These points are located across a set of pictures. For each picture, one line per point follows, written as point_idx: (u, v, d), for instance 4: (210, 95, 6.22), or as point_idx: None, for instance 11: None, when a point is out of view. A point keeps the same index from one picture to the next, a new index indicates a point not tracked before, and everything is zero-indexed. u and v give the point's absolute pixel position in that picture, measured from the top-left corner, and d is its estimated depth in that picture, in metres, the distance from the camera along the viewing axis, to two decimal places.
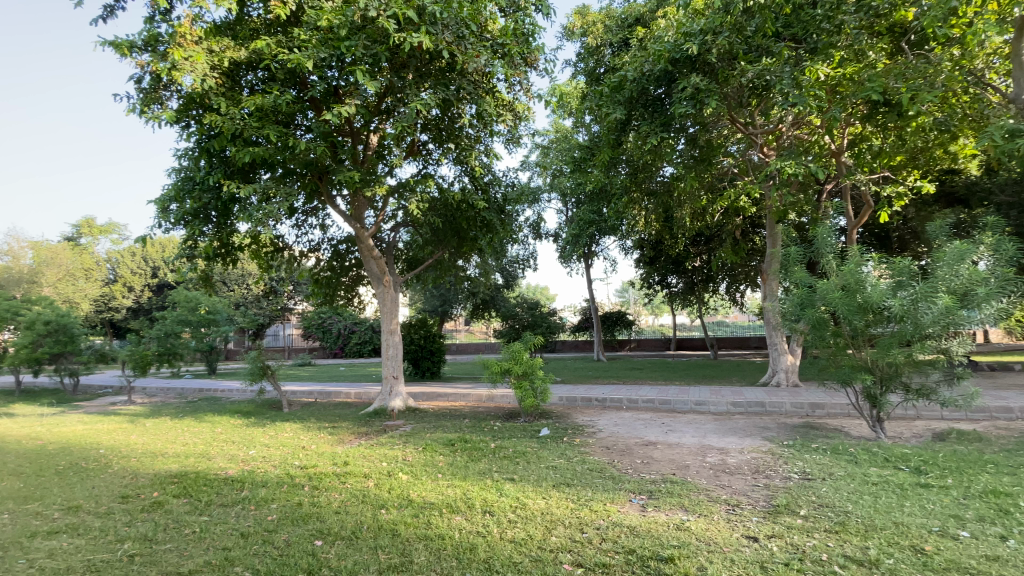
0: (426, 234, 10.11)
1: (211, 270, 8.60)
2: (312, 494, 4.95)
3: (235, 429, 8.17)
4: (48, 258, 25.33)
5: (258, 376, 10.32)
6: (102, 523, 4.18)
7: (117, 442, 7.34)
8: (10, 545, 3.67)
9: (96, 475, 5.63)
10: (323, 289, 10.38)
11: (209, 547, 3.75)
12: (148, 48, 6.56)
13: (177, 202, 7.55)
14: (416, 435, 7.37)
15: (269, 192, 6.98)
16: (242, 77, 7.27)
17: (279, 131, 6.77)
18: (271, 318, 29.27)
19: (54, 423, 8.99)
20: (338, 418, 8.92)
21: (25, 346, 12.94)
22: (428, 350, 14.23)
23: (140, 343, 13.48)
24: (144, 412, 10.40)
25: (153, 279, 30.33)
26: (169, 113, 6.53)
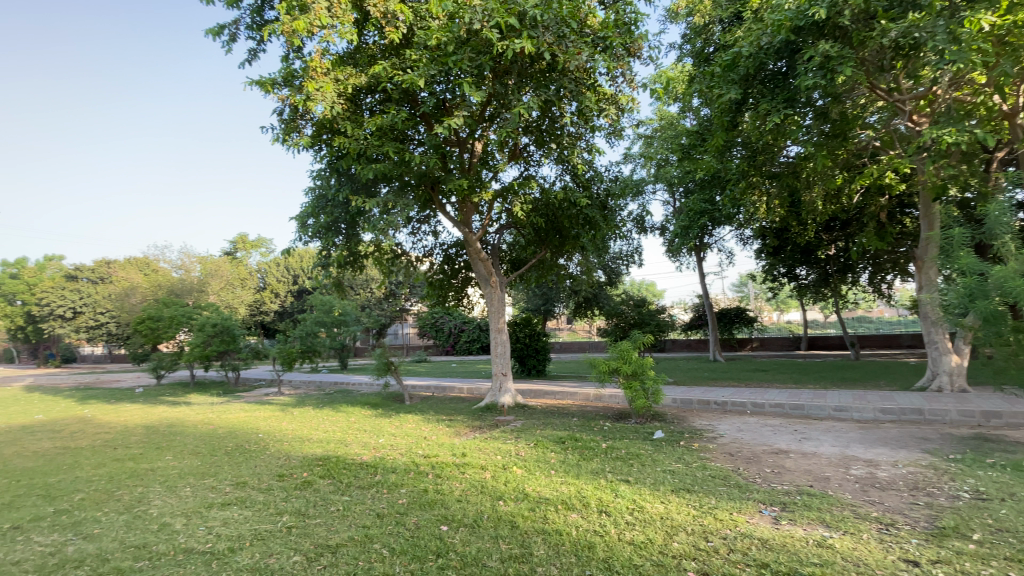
0: (529, 234, 10.26)
1: (343, 276, 9.55)
2: (436, 481, 5.29)
3: (365, 419, 9.03)
4: (215, 270, 30.11)
5: (383, 371, 11.27)
6: (265, 497, 4.85)
7: (272, 428, 8.49)
8: (198, 512, 4.41)
9: (258, 455, 6.56)
10: (436, 290, 11.02)
11: (351, 524, 4.16)
12: (287, 84, 7.45)
13: (313, 217, 8.52)
14: (527, 431, 7.52)
15: (388, 203, 7.56)
16: (363, 100, 7.96)
17: (396, 148, 7.33)
18: (391, 318, 31.85)
19: (224, 410, 10.64)
20: (454, 411, 9.42)
21: (201, 344, 15.52)
22: (534, 348, 14.45)
23: (286, 341, 15.46)
24: (292, 402, 11.92)
25: (294, 285, 34.60)
26: (306, 140, 7.36)
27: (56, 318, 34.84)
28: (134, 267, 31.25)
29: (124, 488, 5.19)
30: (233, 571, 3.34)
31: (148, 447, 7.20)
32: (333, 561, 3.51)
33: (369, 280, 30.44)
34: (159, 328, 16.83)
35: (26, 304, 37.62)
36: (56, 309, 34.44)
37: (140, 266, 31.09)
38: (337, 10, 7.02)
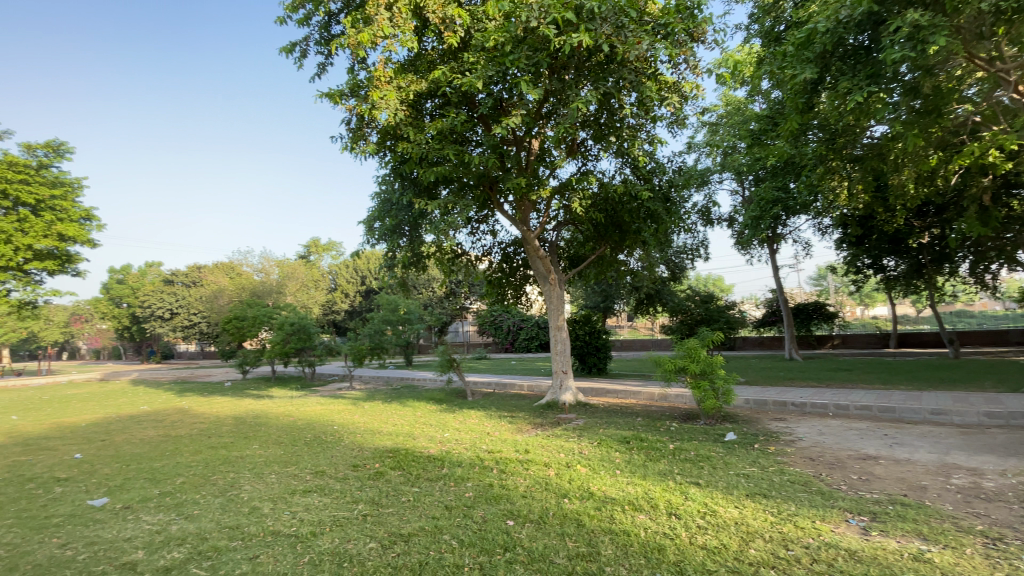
0: (588, 230, 10.13)
1: (407, 277, 9.89)
2: (500, 477, 5.36)
3: (430, 414, 9.32)
4: (291, 273, 32.30)
5: (447, 368, 11.58)
6: (341, 486, 5.14)
7: (346, 420, 8.98)
8: (282, 497, 4.75)
9: (333, 446, 6.96)
10: (495, 289, 11.15)
11: (421, 515, 4.31)
12: (353, 95, 7.80)
13: (379, 220, 8.88)
14: (590, 429, 7.44)
15: (449, 204, 7.73)
16: (423, 105, 8.18)
17: (456, 150, 7.47)
18: (452, 317, 32.64)
19: (302, 403, 11.39)
20: (515, 408, 9.51)
21: (281, 342, 16.69)
22: (594, 346, 14.27)
23: (356, 339, 16.28)
24: (362, 396, 12.53)
25: (362, 286, 36.30)
26: (371, 147, 7.66)
27: (158, 318, 38.75)
28: (222, 271, 34.10)
29: (218, 473, 5.69)
30: (315, 554, 3.56)
31: (237, 436, 7.84)
32: (405, 549, 3.65)
33: (431, 280, 31.35)
34: (244, 327, 18.27)
35: (134, 306, 42.11)
36: (158, 310, 38.31)
37: (227, 270, 33.88)
38: (398, 20, 7.25)
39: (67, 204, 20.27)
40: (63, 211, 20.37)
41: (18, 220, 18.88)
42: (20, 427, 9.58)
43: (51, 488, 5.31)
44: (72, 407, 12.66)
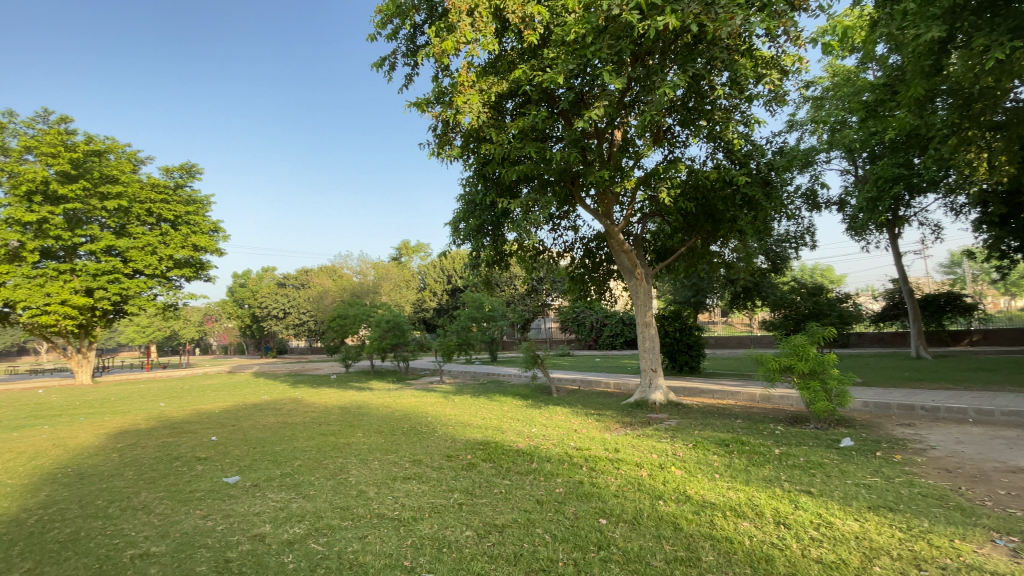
0: (677, 221, 9.69)
1: (491, 275, 10.03)
2: (591, 474, 5.31)
3: (517, 409, 9.48)
4: (385, 274, 34.60)
5: (531, 365, 11.68)
6: (437, 474, 5.39)
7: (438, 413, 9.42)
8: (385, 483, 5.08)
9: (428, 437, 7.32)
10: (578, 285, 11.03)
11: (515, 507, 4.39)
12: (438, 101, 8.08)
13: (462, 222, 9.07)
14: (684, 430, 7.12)
15: (531, 202, 7.72)
16: (504, 106, 8.29)
17: (537, 147, 7.48)
18: (535, 313, 32.87)
19: (397, 396, 12.10)
20: (603, 406, 9.36)
21: (378, 338, 17.85)
22: (685, 343, 13.65)
23: (445, 336, 16.98)
24: (452, 390, 13.05)
25: (448, 284, 37.53)
26: (456, 150, 7.88)
27: (274, 317, 43.25)
28: (325, 274, 37.26)
29: (329, 458, 6.23)
30: (416, 538, 3.76)
31: (343, 425, 8.53)
32: (500, 539, 3.74)
33: (514, 278, 31.79)
34: (346, 325, 19.80)
35: (254, 306, 47.33)
36: (273, 310, 42.75)
37: (330, 271, 36.78)
38: (479, 24, 7.43)
39: (198, 218, 23.18)
40: (196, 225, 23.36)
41: (162, 234, 21.92)
42: (170, 412, 11.16)
43: (195, 465, 6.12)
44: (208, 395, 14.51)
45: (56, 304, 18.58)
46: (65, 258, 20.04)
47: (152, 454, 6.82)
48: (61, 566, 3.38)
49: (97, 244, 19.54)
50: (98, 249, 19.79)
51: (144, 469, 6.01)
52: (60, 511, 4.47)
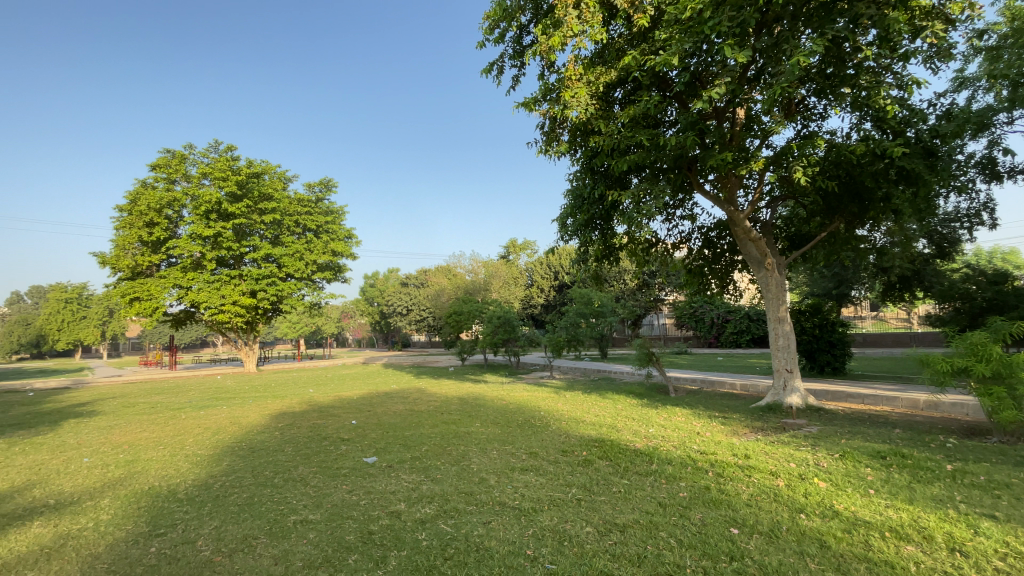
0: (813, 203, 8.68)
1: (601, 270, 9.78)
2: (718, 480, 4.96)
3: (632, 408, 9.20)
4: (495, 272, 36.50)
5: (645, 362, 11.25)
6: (554, 468, 5.44)
7: (551, 407, 9.52)
8: (504, 473, 5.25)
9: (542, 431, 7.42)
10: (696, 278, 10.36)
11: (635, 508, 4.28)
12: (546, 98, 8.09)
13: (571, 217, 8.96)
14: (828, 438, 6.35)
15: (643, 192, 7.41)
16: (613, 96, 8.06)
17: (649, 134, 7.12)
18: (647, 309, 31.64)
19: (511, 390, 12.49)
20: (728, 409, 8.73)
21: (491, 333, 18.50)
22: (826, 342, 12.19)
23: (556, 332, 17.09)
24: (564, 386, 13.13)
25: (555, 280, 37.22)
26: (564, 145, 7.82)
27: (399, 314, 47.22)
28: (441, 273, 39.64)
29: (451, 445, 6.62)
30: (538, 529, 3.84)
31: (462, 415, 9.02)
32: (622, 539, 3.66)
33: (624, 272, 30.89)
34: (461, 320, 20.85)
35: (381, 304, 52.01)
36: (398, 307, 46.60)
37: (444, 272, 39.51)
38: (586, 15, 7.31)
39: (334, 227, 26.07)
40: (333, 233, 26.32)
41: (306, 242, 25.03)
42: (317, 397, 12.76)
43: (338, 445, 6.89)
44: (346, 384, 16.27)
45: (230, 304, 22.16)
46: (235, 265, 23.77)
47: (304, 433, 7.81)
48: (241, 525, 4.01)
49: (258, 253, 22.89)
50: (259, 257, 23.19)
51: (299, 446, 6.90)
52: (238, 479, 5.32)
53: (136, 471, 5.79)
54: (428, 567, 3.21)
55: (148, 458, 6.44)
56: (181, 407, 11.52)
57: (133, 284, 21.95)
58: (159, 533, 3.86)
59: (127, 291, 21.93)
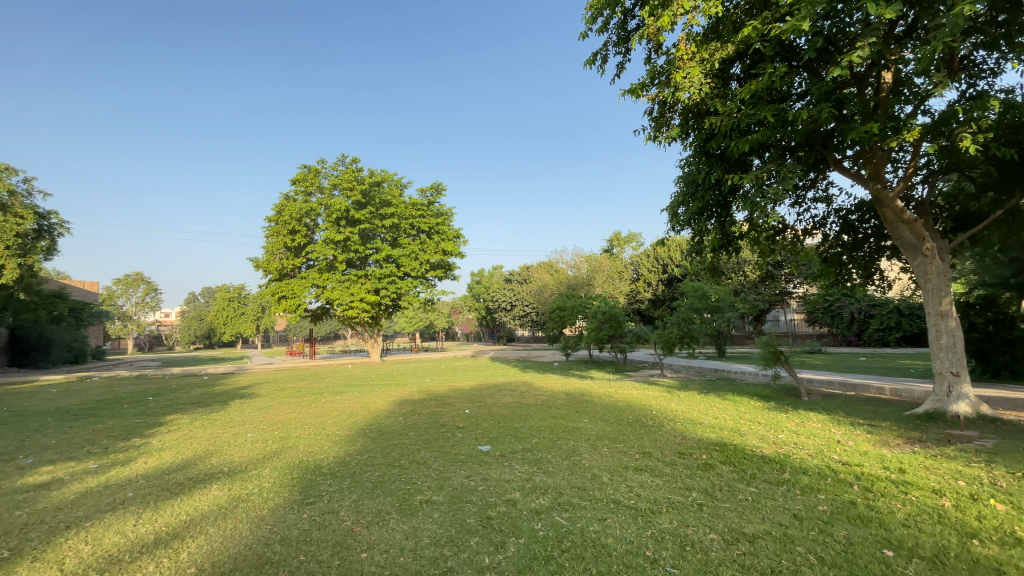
0: (986, 174, 7.26)
1: (717, 262, 9.10)
2: (866, 495, 4.37)
3: (756, 411, 8.47)
4: (598, 266, 36.14)
5: (771, 362, 10.30)
6: (671, 470, 5.21)
7: (664, 407, 9.11)
8: (617, 471, 5.15)
9: (655, 431, 7.14)
10: (832, 268, 9.20)
11: (765, 518, 3.94)
12: (654, 82, 7.73)
13: (683, 205, 8.46)
14: (1011, 455, 5.28)
15: (767, 174, 6.73)
16: (730, 72, 7.44)
17: (774, 110, 6.44)
18: (770, 304, 28.89)
19: (620, 387, 12.20)
20: (875, 416, 7.64)
21: (596, 329, 18.24)
22: (1006, 340, 10.17)
23: (666, 328, 16.33)
24: (676, 385, 12.51)
25: (664, 274, 35.28)
26: (676, 130, 7.40)
27: (503, 309, 48.63)
28: (545, 269, 39.94)
29: (562, 440, 6.64)
30: (656, 531, 3.70)
31: (570, 410, 9.01)
32: (752, 550, 3.39)
33: (743, 263, 28.49)
34: (565, 316, 20.83)
35: (487, 300, 53.86)
36: (503, 303, 47.93)
37: (547, 268, 39.76)
38: None
39: (444, 227, 27.56)
40: (444, 233, 27.82)
41: (420, 242, 26.79)
42: (432, 387, 13.60)
43: (455, 432, 7.28)
44: (457, 375, 17.15)
45: (357, 301, 24.50)
46: (361, 266, 26.21)
47: (423, 420, 8.38)
48: (376, 499, 4.43)
49: (379, 254, 25.00)
50: (380, 258, 25.31)
51: (420, 431, 7.42)
52: (370, 458, 5.88)
53: (287, 446, 6.65)
54: (546, 557, 3.26)
55: (297, 435, 7.38)
56: (320, 391, 13.02)
57: (281, 284, 25.22)
58: (308, 502, 4.39)
59: (276, 290, 25.25)
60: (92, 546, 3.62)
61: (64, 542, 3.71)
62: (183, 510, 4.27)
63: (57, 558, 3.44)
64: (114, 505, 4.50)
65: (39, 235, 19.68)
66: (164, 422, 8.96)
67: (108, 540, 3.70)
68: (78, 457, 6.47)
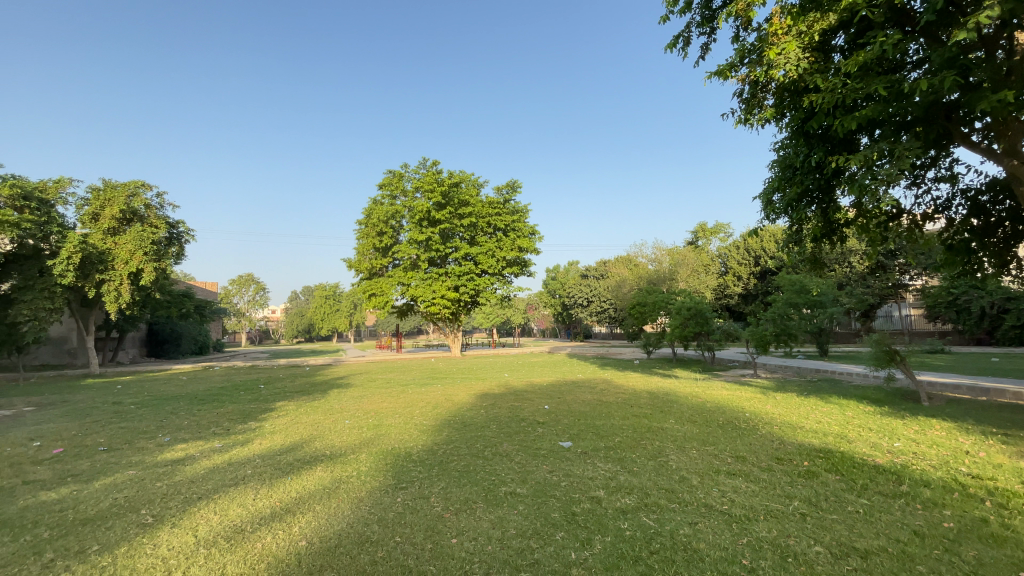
0: None
1: (818, 252, 8.33)
2: (1002, 513, 3.80)
3: (866, 416, 7.66)
4: (681, 260, 34.59)
5: (884, 363, 9.28)
6: (768, 476, 4.86)
7: (757, 409, 8.53)
8: (708, 475, 4.91)
9: (749, 434, 6.70)
10: (959, 257, 8.06)
11: (880, 533, 3.56)
12: (744, 62, 7.23)
13: (778, 192, 7.84)
14: None
15: (877, 153, 6.03)
16: (831, 44, 6.75)
17: (886, 82, 5.76)
18: (881, 298, 25.99)
19: (707, 387, 11.61)
20: (1016, 425, 6.61)
21: (680, 326, 17.51)
22: None
23: (759, 325, 15.27)
24: (771, 386, 11.66)
25: (756, 266, 33.10)
26: (769, 112, 6.85)
27: (580, 306, 48.14)
28: (623, 264, 38.95)
29: (646, 439, 6.45)
30: (753, 539, 3.48)
31: (654, 409, 8.73)
32: (865, 567, 3.08)
33: (849, 253, 25.91)
34: (647, 312, 20.20)
35: (563, 297, 53.56)
36: (579, 299, 47.47)
37: (625, 262, 38.78)
38: None
39: (521, 224, 27.80)
40: (520, 230, 28.06)
41: (497, 240, 27.26)
42: (511, 382, 13.80)
43: (536, 427, 7.35)
44: (536, 371, 17.28)
45: (439, 298, 25.47)
46: (441, 264, 27.22)
47: (505, 413, 8.55)
48: (463, 488, 4.59)
49: (459, 252, 25.79)
50: (460, 256, 26.10)
51: (502, 425, 7.56)
52: (456, 449, 6.09)
53: (380, 434, 7.09)
54: (634, 557, 3.19)
55: (388, 424, 7.84)
56: (407, 384, 13.71)
57: (371, 282, 26.88)
58: (401, 487, 4.65)
59: (367, 288, 26.97)
60: (219, 516, 4.10)
61: (196, 511, 4.23)
62: (293, 488, 4.70)
63: (192, 524, 3.94)
64: (236, 480, 5.07)
65: (169, 243, 22.54)
66: (273, 408, 9.91)
67: (232, 512, 4.17)
68: (205, 437, 7.35)
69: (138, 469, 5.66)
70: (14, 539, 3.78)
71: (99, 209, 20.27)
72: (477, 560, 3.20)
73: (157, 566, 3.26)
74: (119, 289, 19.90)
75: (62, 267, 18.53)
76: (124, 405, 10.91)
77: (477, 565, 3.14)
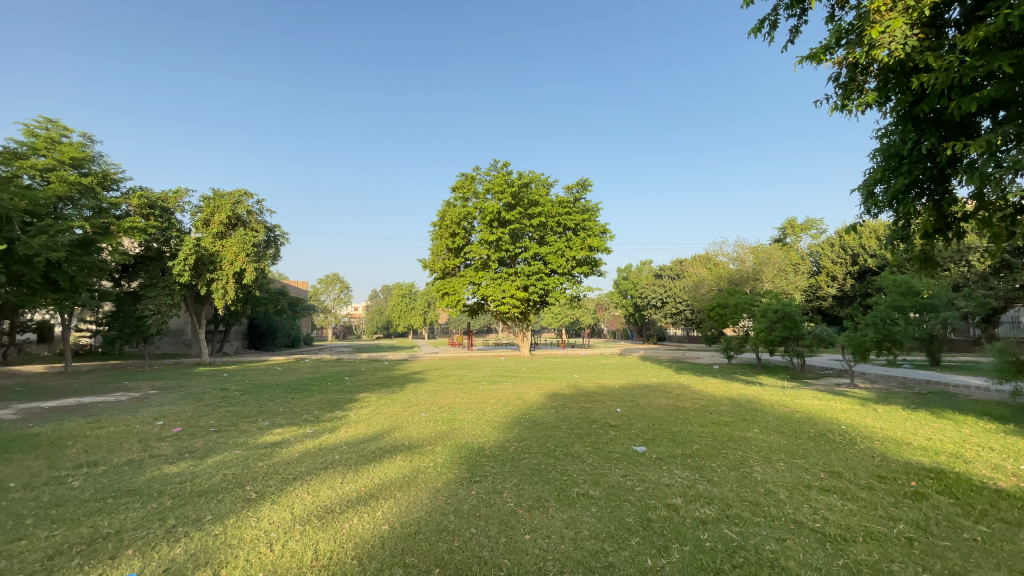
0: None
1: (931, 249, 7.42)
2: None
3: (988, 434, 6.73)
4: (768, 259, 32.30)
5: (1009, 377, 8.12)
6: (868, 495, 4.44)
7: (856, 422, 7.75)
8: (796, 489, 4.58)
9: (844, 448, 6.15)
10: None
11: (1002, 564, 3.14)
12: (839, 45, 6.60)
13: (881, 183, 7.09)
14: None
15: (1003, 137, 5.28)
16: (944, 19, 6.03)
17: (1017, 57, 5.00)
18: (1008, 302, 22.81)
19: (796, 397, 10.75)
20: None
21: (766, 329, 16.33)
22: None
23: (857, 330, 13.87)
24: (871, 397, 10.59)
25: (854, 265, 30.52)
26: (870, 96, 6.22)
27: (653, 307, 46.57)
28: (701, 263, 37.12)
29: (727, 448, 6.13)
30: (850, 561, 3.21)
31: (737, 417, 8.24)
32: None
33: (966, 250, 22.98)
34: (728, 314, 19.13)
35: (636, 297, 52.03)
36: (652, 299, 45.94)
37: (703, 262, 36.84)
38: None
39: (590, 223, 27.40)
40: (591, 229, 27.66)
41: (567, 239, 27.06)
42: (583, 383, 13.61)
43: (608, 430, 7.23)
44: (608, 372, 16.97)
45: (509, 297, 25.80)
46: (511, 264, 27.60)
47: (576, 414, 8.52)
48: (535, 485, 4.63)
49: (529, 252, 26.02)
50: (529, 255, 26.25)
51: (573, 426, 7.51)
52: (527, 446, 6.17)
53: (453, 428, 7.32)
54: (716, 570, 3.06)
55: (461, 419, 8.02)
56: (479, 381, 13.96)
57: (444, 282, 27.64)
58: (475, 480, 4.79)
59: (441, 287, 27.84)
60: (312, 496, 4.45)
61: (292, 491, 4.60)
62: (376, 475, 5.00)
63: (289, 502, 4.31)
64: (325, 464, 5.50)
65: (268, 245, 24.73)
66: (356, 399, 10.54)
67: (323, 493, 4.51)
68: (298, 424, 7.93)
69: (243, 450, 6.27)
70: (144, 505, 4.34)
71: (208, 215, 22.55)
72: (549, 558, 3.22)
73: (260, 538, 3.60)
74: (225, 288, 22.13)
75: (180, 267, 21.01)
76: (230, 392, 12.10)
77: (550, 563, 3.16)
